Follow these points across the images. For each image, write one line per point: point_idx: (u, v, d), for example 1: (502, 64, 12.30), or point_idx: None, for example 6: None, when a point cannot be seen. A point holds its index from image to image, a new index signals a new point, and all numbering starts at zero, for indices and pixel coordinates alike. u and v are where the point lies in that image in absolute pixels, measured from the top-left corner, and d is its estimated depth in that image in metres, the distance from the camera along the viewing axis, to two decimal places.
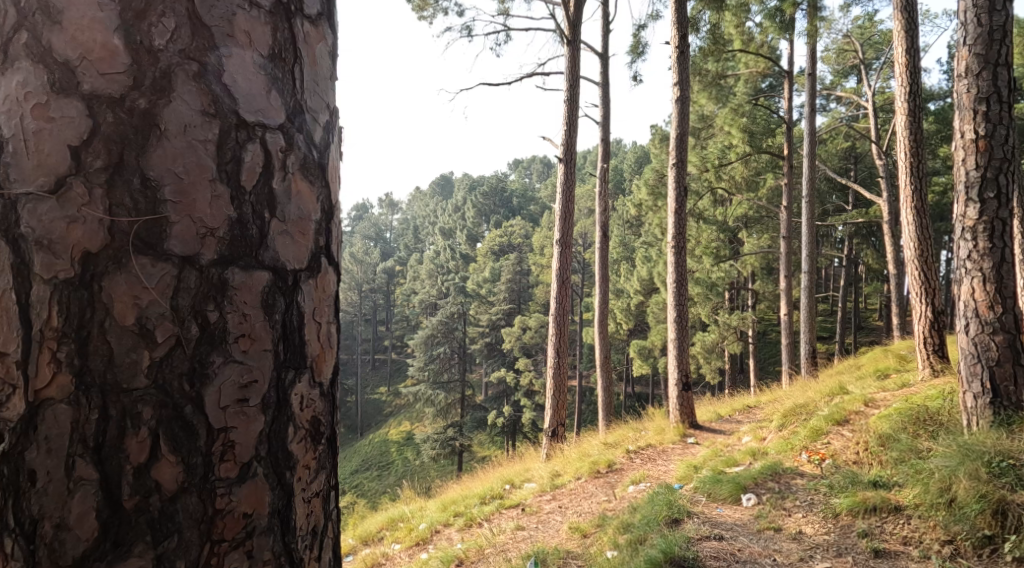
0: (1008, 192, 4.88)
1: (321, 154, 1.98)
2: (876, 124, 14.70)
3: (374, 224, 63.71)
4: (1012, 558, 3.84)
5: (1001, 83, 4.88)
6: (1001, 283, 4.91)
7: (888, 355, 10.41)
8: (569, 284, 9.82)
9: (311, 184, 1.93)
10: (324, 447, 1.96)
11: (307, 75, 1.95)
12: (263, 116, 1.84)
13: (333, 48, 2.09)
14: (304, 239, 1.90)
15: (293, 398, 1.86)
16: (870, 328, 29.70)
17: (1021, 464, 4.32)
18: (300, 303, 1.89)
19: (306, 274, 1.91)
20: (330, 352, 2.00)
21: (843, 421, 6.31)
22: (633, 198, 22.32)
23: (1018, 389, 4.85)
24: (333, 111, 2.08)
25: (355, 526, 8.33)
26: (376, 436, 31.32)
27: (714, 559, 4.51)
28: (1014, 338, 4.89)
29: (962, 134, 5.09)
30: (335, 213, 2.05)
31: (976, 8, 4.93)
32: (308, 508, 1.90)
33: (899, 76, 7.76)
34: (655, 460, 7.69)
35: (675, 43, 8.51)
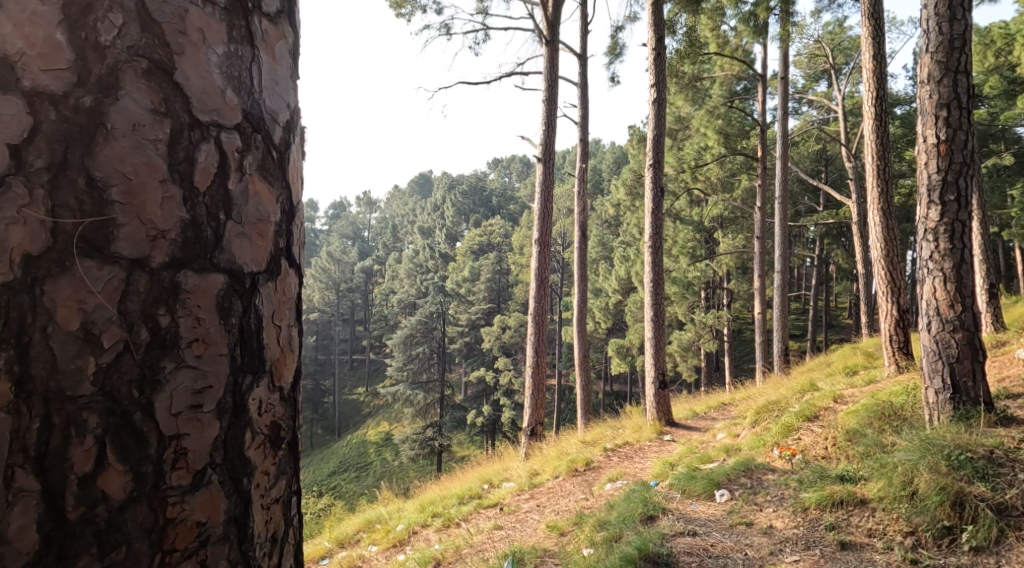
0: (968, 195, 4.99)
1: (280, 155, 2.01)
2: (846, 128, 14.88)
3: (352, 224, 63.45)
4: (970, 547, 3.97)
5: (962, 90, 4.99)
6: (961, 282, 5.02)
7: (856, 352, 10.59)
8: (547, 283, 9.87)
9: (270, 185, 1.97)
10: (284, 452, 1.99)
11: (267, 74, 1.98)
12: (219, 116, 1.86)
13: (294, 47, 2.12)
14: (262, 242, 1.93)
15: (251, 403, 1.89)
16: (841, 327, 30.19)
17: (979, 456, 4.44)
18: (257, 307, 1.91)
19: (265, 276, 1.94)
20: (291, 356, 2.03)
21: (813, 417, 6.42)
22: (612, 199, 22.45)
23: (976, 385, 5.00)
24: (293, 110, 2.10)
25: (331, 529, 8.33)
26: (355, 437, 31.19)
27: (688, 555, 4.59)
28: (973, 336, 5.02)
29: (924, 138, 5.19)
30: (297, 213, 2.09)
31: (938, 16, 5.03)
32: (267, 514, 1.92)
33: (866, 81, 7.90)
34: (632, 458, 7.77)
35: (652, 45, 8.58)
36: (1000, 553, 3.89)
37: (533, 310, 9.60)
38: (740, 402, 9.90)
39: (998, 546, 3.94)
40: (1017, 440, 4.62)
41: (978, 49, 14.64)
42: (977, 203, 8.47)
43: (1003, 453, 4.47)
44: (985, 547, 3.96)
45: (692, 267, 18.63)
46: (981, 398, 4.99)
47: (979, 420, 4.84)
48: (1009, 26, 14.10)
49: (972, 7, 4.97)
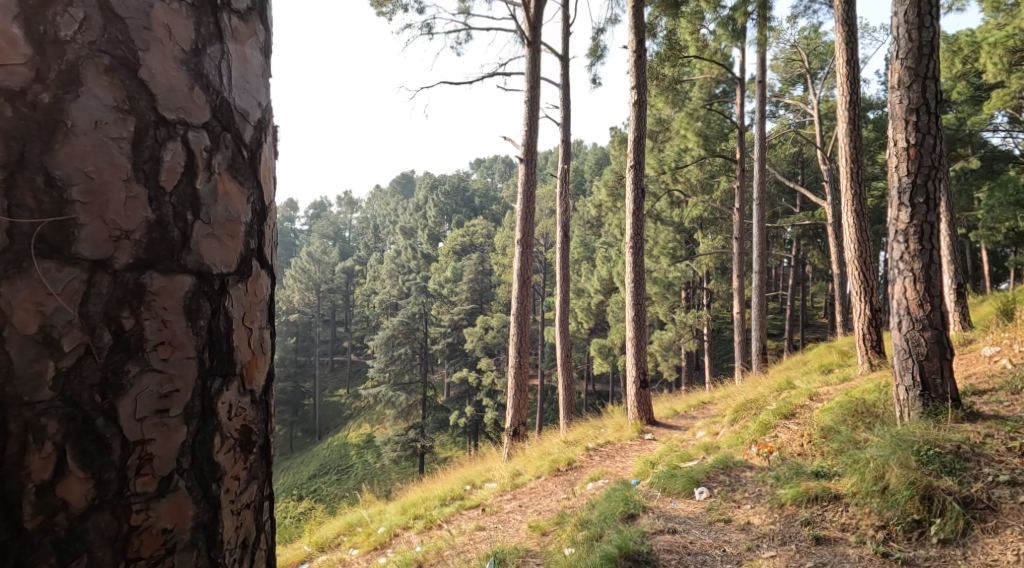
0: (936, 198, 5.09)
1: (251, 156, 2.02)
2: (821, 132, 15.07)
3: (333, 224, 63.16)
4: (938, 540, 4.07)
5: (931, 95, 5.09)
6: (930, 282, 5.10)
7: (832, 350, 10.75)
8: (529, 283, 9.90)
9: (240, 184, 1.97)
10: (255, 456, 1.99)
11: (236, 72, 1.98)
12: (185, 115, 1.86)
13: (264, 45, 2.12)
14: (232, 243, 1.93)
15: (220, 406, 1.88)
16: (816, 326, 30.62)
17: (946, 452, 4.55)
18: (227, 309, 1.91)
19: (235, 277, 1.93)
20: (262, 358, 2.03)
21: (790, 415, 6.48)
22: (594, 199, 22.55)
23: (944, 381, 5.09)
24: (264, 110, 2.10)
25: (311, 532, 8.30)
26: (336, 439, 31.06)
27: (668, 552, 4.65)
28: (942, 335, 5.11)
29: (894, 142, 5.27)
30: (266, 214, 2.09)
31: (908, 23, 5.12)
32: (238, 520, 1.92)
33: (840, 86, 8.01)
34: (614, 457, 7.82)
35: (633, 47, 8.64)
36: (965, 545, 4.00)
37: (515, 310, 9.61)
38: (720, 401, 9.97)
39: (965, 538, 4.04)
40: (983, 434, 4.72)
41: (945, 56, 14.94)
42: (947, 204, 8.61)
43: (969, 448, 4.57)
44: (952, 539, 4.05)
45: (673, 267, 18.76)
46: (950, 395, 5.08)
47: (947, 416, 4.94)
48: (975, 33, 14.42)
49: (940, 15, 5.07)
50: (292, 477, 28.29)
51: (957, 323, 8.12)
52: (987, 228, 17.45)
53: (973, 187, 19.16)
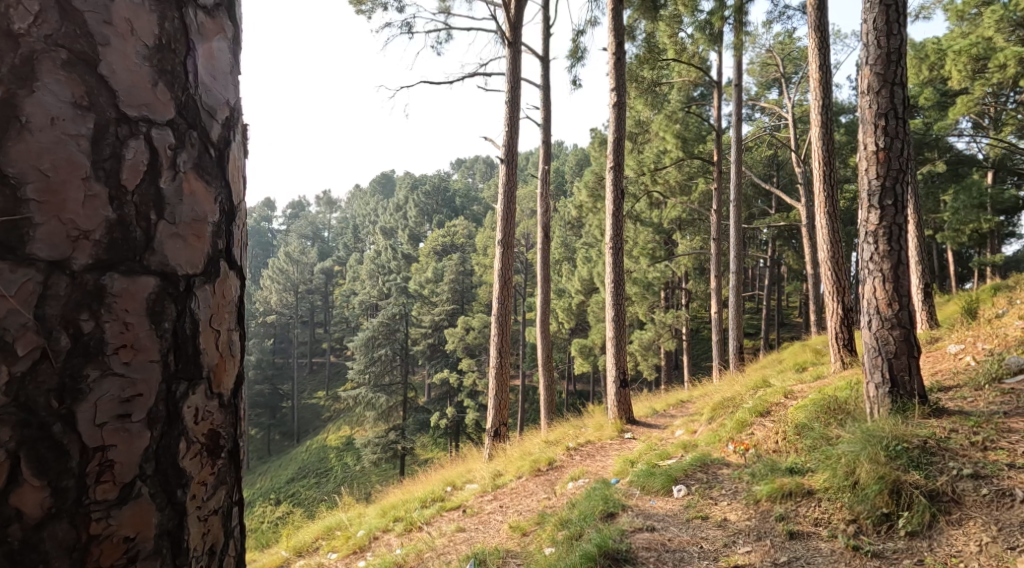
0: (905, 200, 5.19)
1: (218, 155, 2.13)
2: (796, 134, 15.24)
3: (312, 224, 62.75)
4: (906, 533, 4.16)
5: (898, 101, 5.19)
6: (898, 282, 5.21)
7: (806, 349, 10.90)
8: (509, 283, 9.93)
9: (207, 185, 2.08)
10: (223, 459, 2.11)
11: (202, 68, 2.10)
12: (149, 111, 1.97)
13: (232, 41, 2.23)
14: (198, 243, 2.04)
15: (186, 411, 1.99)
16: (791, 325, 30.99)
17: (915, 446, 4.61)
18: (193, 311, 2.02)
19: (201, 279, 2.04)
20: (230, 361, 2.13)
21: (764, 412, 6.58)
22: (574, 200, 22.63)
23: (912, 378, 5.19)
24: (232, 108, 2.21)
25: (289, 537, 8.25)
26: (315, 442, 30.86)
27: (646, 550, 4.72)
28: (910, 334, 5.22)
29: (865, 146, 5.35)
30: (236, 214, 2.20)
31: (876, 31, 5.22)
32: (204, 526, 2.03)
33: (813, 90, 8.12)
34: (594, 456, 7.88)
35: (612, 50, 8.70)
36: (932, 537, 4.08)
37: (496, 311, 9.62)
38: (698, 399, 10.07)
39: (931, 530, 4.13)
40: (948, 429, 4.82)
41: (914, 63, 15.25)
42: (914, 205, 8.79)
43: (936, 442, 4.65)
44: (919, 531, 4.14)
45: (653, 267, 18.84)
46: (918, 391, 5.18)
47: (915, 412, 5.04)
48: (941, 40, 14.75)
49: (908, 22, 5.16)
50: (270, 482, 28.06)
51: (924, 322, 8.27)
52: (955, 229, 17.81)
53: (941, 190, 19.57)
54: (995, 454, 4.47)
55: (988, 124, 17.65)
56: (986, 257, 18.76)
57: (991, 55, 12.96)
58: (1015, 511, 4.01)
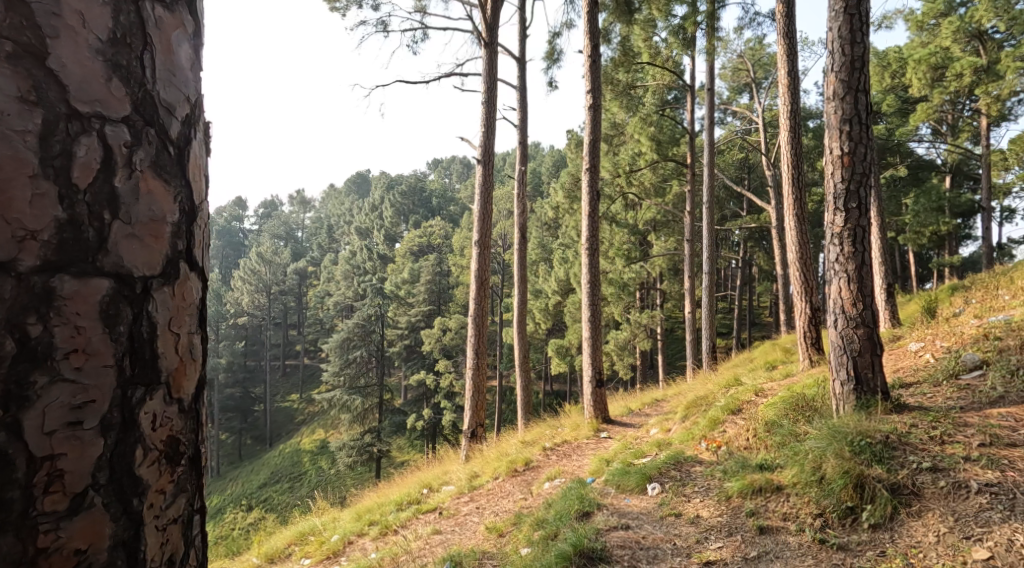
0: (868, 203, 5.31)
1: (178, 153, 2.14)
2: (766, 138, 15.42)
3: (285, 224, 62.22)
4: (870, 525, 4.25)
5: (862, 107, 5.30)
6: (862, 283, 5.32)
7: (777, 348, 11.07)
8: (485, 284, 9.95)
9: (165, 183, 2.09)
10: (183, 467, 2.11)
11: (160, 63, 2.10)
12: (102, 107, 1.97)
13: (192, 36, 2.24)
14: (156, 243, 2.04)
15: (142, 417, 2.00)
16: (762, 325, 31.41)
17: (878, 441, 4.70)
18: (149, 313, 2.02)
19: (159, 280, 2.04)
20: (190, 365, 2.14)
21: (737, 410, 6.68)
22: (550, 201, 22.70)
23: (875, 375, 5.30)
24: (192, 104, 2.22)
25: (261, 543, 8.19)
26: (288, 446, 30.60)
27: (620, 548, 4.79)
28: (873, 332, 5.33)
29: (830, 150, 5.46)
30: (197, 214, 2.20)
31: (841, 39, 5.32)
32: (162, 536, 2.04)
33: (782, 95, 8.25)
34: (570, 456, 7.92)
35: (588, 52, 8.76)
36: (894, 529, 4.18)
37: (473, 312, 9.63)
38: (672, 398, 10.18)
39: (893, 522, 4.22)
40: (909, 424, 4.92)
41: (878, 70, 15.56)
42: (879, 207, 8.96)
43: (897, 437, 4.76)
44: (882, 523, 4.24)
45: (628, 268, 18.98)
46: (882, 389, 5.29)
47: (877, 408, 5.16)
48: (902, 50, 15.02)
49: (871, 30, 5.28)
50: (242, 487, 27.82)
51: (886, 320, 8.46)
52: (913, 232, 18.27)
53: (902, 193, 20.08)
54: (952, 448, 4.59)
55: (944, 131, 18.19)
56: (945, 259, 19.26)
57: (949, 64, 13.53)
58: (970, 501, 4.13)
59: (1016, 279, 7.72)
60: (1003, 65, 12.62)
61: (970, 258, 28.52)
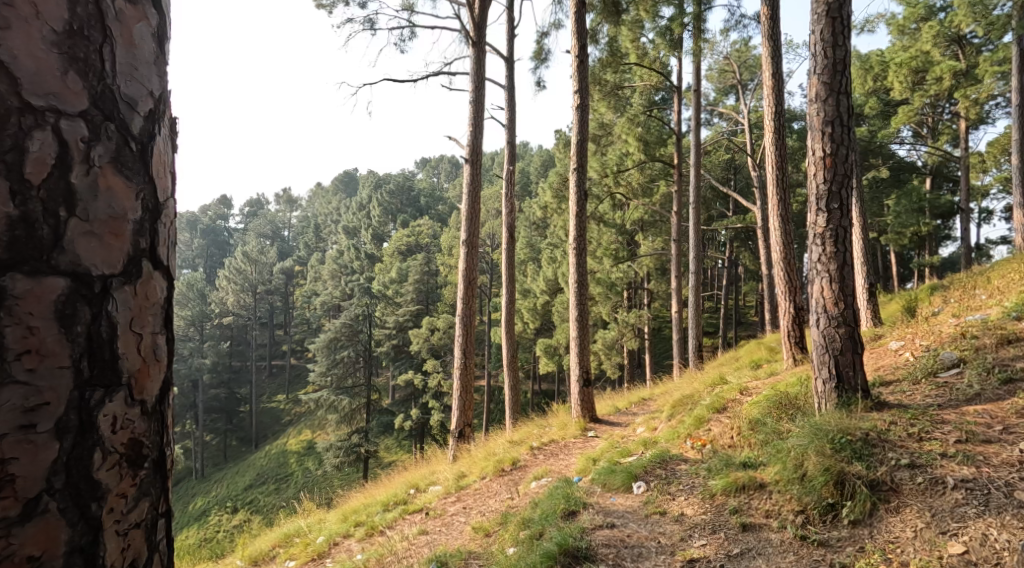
0: (849, 203, 5.36)
1: (141, 148, 2.16)
2: (752, 139, 15.50)
3: (271, 222, 61.90)
4: (852, 523, 4.29)
5: (844, 110, 5.35)
6: (844, 282, 5.36)
7: (762, 347, 11.14)
8: (473, 284, 9.95)
9: (127, 179, 2.12)
10: (146, 471, 2.14)
11: (121, 56, 2.13)
12: (58, 101, 2.01)
13: (156, 30, 2.26)
14: (116, 242, 2.07)
15: (101, 419, 2.03)
16: (747, 325, 31.63)
17: (859, 439, 4.75)
18: (109, 312, 2.05)
19: (119, 279, 2.08)
20: (155, 366, 2.17)
21: (722, 409, 6.73)
22: (539, 201, 22.71)
23: (856, 374, 5.35)
24: (156, 99, 2.24)
25: (246, 546, 8.15)
26: (274, 447, 30.48)
27: (606, 546, 4.81)
28: (855, 331, 5.37)
29: (813, 151, 5.51)
30: (163, 211, 2.22)
31: (824, 41, 5.36)
32: (124, 541, 2.07)
33: (767, 98, 8.30)
34: (557, 456, 7.95)
35: (576, 52, 8.79)
36: (874, 525, 4.22)
37: (461, 312, 9.62)
38: (659, 398, 10.21)
39: (873, 518, 4.27)
40: (889, 422, 4.96)
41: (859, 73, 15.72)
42: (860, 209, 9.05)
43: (878, 434, 4.80)
44: (862, 520, 4.28)
45: (616, 268, 19.03)
46: (863, 387, 5.34)
47: (859, 406, 5.20)
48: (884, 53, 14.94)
49: (853, 33, 5.32)
50: (227, 489, 27.71)
51: (867, 319, 8.54)
52: (894, 233, 18.50)
53: (884, 195, 20.30)
54: (931, 445, 4.63)
55: (925, 133, 18.37)
56: (926, 259, 19.52)
57: (929, 68, 13.79)
58: (947, 497, 4.19)
59: (994, 279, 7.81)
60: (982, 69, 12.84)
61: (949, 258, 28.89)
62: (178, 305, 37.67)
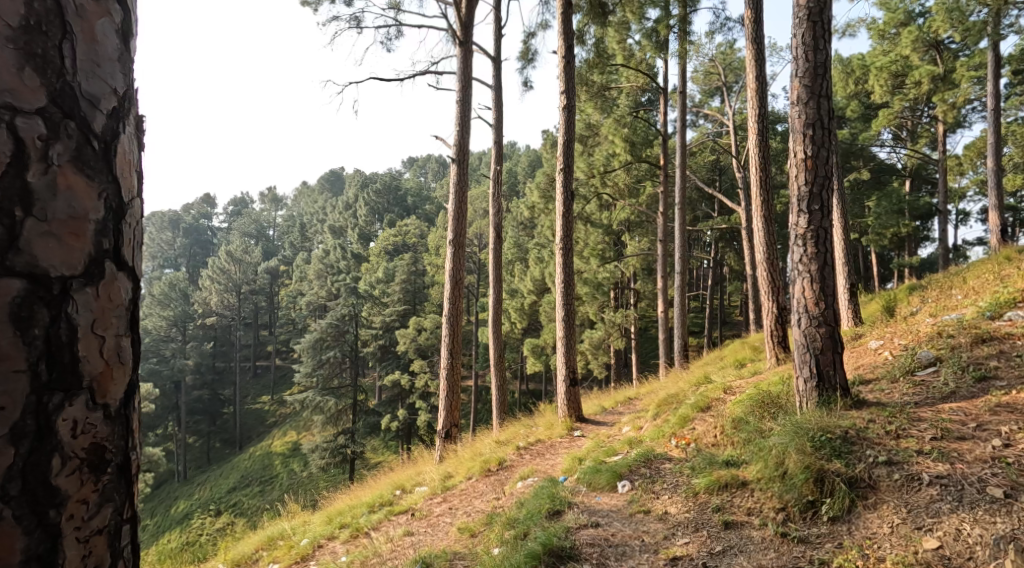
0: (829, 205, 5.42)
1: (103, 146, 2.24)
2: (736, 141, 15.58)
3: (256, 221, 61.54)
4: (829, 520, 4.33)
5: (824, 112, 5.41)
6: (825, 282, 5.41)
7: (745, 347, 11.20)
8: (460, 284, 9.96)
9: (89, 178, 2.19)
10: (110, 475, 2.21)
11: (81, 52, 2.21)
12: (13, 98, 2.09)
13: (120, 26, 2.33)
14: (76, 242, 2.14)
15: (60, 424, 2.11)
16: (732, 325, 31.81)
17: (837, 437, 4.80)
18: (67, 314, 2.13)
19: (80, 280, 2.15)
20: (119, 370, 2.24)
21: (706, 408, 6.78)
22: (526, 201, 22.69)
23: (836, 372, 5.42)
24: (119, 95, 2.31)
25: (228, 549, 8.11)
26: (259, 448, 30.35)
27: (590, 546, 4.84)
28: (835, 330, 5.43)
29: (794, 153, 5.55)
30: (127, 210, 2.29)
31: (804, 45, 5.41)
32: (85, 547, 2.15)
33: (751, 100, 8.34)
34: (543, 455, 7.97)
35: (562, 52, 8.80)
36: (851, 521, 4.28)
37: (448, 311, 9.60)
38: (644, 397, 10.24)
39: (850, 515, 4.32)
40: (867, 420, 5.01)
41: (839, 76, 15.86)
42: (842, 209, 9.12)
43: (855, 432, 4.86)
44: (840, 516, 4.33)
45: (602, 268, 19.08)
46: (844, 385, 5.40)
47: (838, 404, 5.27)
48: (865, 57, 15.07)
49: (832, 37, 5.37)
50: (210, 491, 27.55)
51: (848, 319, 8.62)
52: (875, 233, 18.66)
53: (866, 196, 20.47)
54: (907, 441, 4.68)
55: (904, 136, 18.56)
56: (906, 260, 19.74)
57: (909, 72, 13.95)
58: (922, 493, 4.24)
59: (970, 279, 7.91)
60: (959, 74, 13.15)
61: (928, 258, 29.22)
62: (161, 304, 37.41)
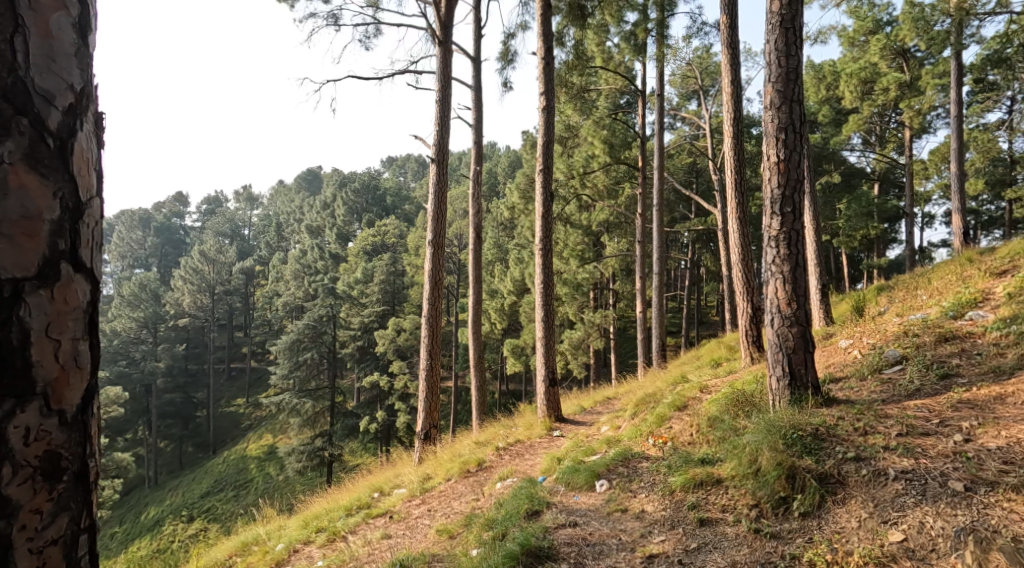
0: (801, 206, 5.50)
1: (57, 143, 2.78)
2: (712, 143, 15.65)
3: (230, 220, 60.92)
4: (801, 516, 4.40)
5: (796, 117, 5.49)
6: (796, 283, 5.49)
7: (721, 346, 11.30)
8: (438, 284, 9.96)
9: (42, 176, 2.73)
10: (65, 484, 2.75)
11: (35, 51, 2.75)
12: None
13: (75, 20, 2.86)
14: (29, 241, 2.69)
15: (13, 429, 2.65)
16: (708, 325, 32.08)
17: (808, 434, 4.88)
18: (22, 317, 2.67)
19: (32, 279, 2.70)
20: (75, 375, 2.78)
21: (683, 407, 6.84)
22: (507, 202, 22.60)
23: (807, 371, 5.51)
24: (76, 90, 2.84)
25: (202, 554, 8.04)
26: (235, 451, 30.08)
27: (568, 545, 4.87)
28: (806, 330, 5.52)
29: (767, 156, 5.62)
30: (83, 207, 2.83)
31: (776, 51, 5.50)
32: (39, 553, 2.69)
33: (727, 103, 8.39)
34: (522, 455, 8.01)
35: (541, 54, 8.84)
36: (822, 517, 4.35)
37: (427, 311, 9.56)
38: (623, 397, 10.29)
39: (821, 510, 4.39)
40: (836, 417, 5.09)
41: (810, 81, 16.00)
42: (813, 210, 9.26)
43: (825, 429, 4.93)
44: (811, 512, 4.40)
45: (582, 269, 19.08)
46: (814, 384, 5.49)
47: (809, 402, 5.36)
48: (835, 63, 15.29)
49: (804, 44, 5.47)
50: (183, 496, 27.21)
51: (820, 319, 8.72)
52: (846, 236, 18.89)
53: (836, 199, 20.66)
54: (874, 438, 4.76)
55: (873, 141, 18.72)
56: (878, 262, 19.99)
57: (876, 79, 14.07)
58: (888, 488, 4.32)
59: (936, 279, 8.07)
60: (925, 81, 13.26)
61: (899, 259, 29.65)
62: (132, 305, 36.99)
